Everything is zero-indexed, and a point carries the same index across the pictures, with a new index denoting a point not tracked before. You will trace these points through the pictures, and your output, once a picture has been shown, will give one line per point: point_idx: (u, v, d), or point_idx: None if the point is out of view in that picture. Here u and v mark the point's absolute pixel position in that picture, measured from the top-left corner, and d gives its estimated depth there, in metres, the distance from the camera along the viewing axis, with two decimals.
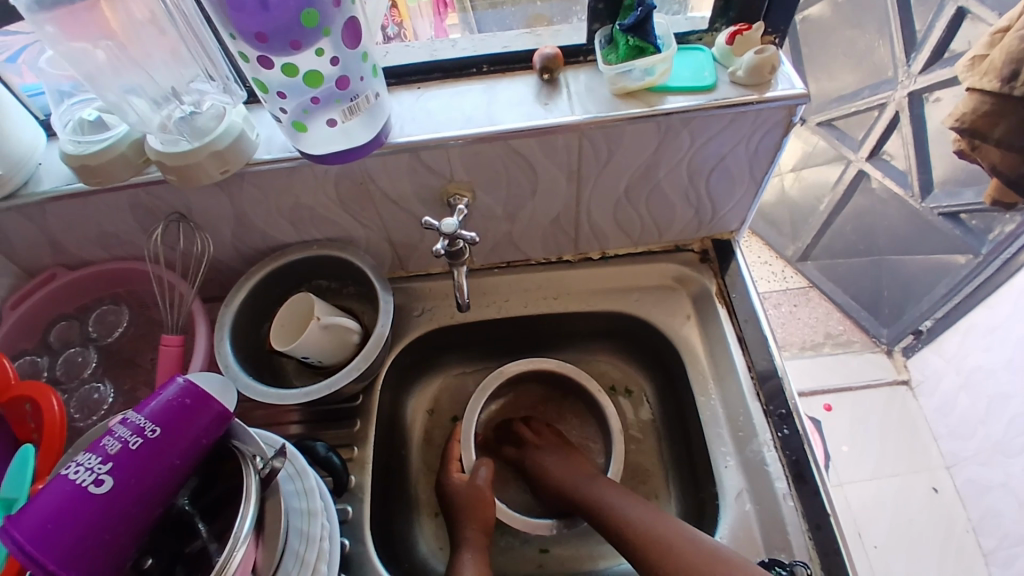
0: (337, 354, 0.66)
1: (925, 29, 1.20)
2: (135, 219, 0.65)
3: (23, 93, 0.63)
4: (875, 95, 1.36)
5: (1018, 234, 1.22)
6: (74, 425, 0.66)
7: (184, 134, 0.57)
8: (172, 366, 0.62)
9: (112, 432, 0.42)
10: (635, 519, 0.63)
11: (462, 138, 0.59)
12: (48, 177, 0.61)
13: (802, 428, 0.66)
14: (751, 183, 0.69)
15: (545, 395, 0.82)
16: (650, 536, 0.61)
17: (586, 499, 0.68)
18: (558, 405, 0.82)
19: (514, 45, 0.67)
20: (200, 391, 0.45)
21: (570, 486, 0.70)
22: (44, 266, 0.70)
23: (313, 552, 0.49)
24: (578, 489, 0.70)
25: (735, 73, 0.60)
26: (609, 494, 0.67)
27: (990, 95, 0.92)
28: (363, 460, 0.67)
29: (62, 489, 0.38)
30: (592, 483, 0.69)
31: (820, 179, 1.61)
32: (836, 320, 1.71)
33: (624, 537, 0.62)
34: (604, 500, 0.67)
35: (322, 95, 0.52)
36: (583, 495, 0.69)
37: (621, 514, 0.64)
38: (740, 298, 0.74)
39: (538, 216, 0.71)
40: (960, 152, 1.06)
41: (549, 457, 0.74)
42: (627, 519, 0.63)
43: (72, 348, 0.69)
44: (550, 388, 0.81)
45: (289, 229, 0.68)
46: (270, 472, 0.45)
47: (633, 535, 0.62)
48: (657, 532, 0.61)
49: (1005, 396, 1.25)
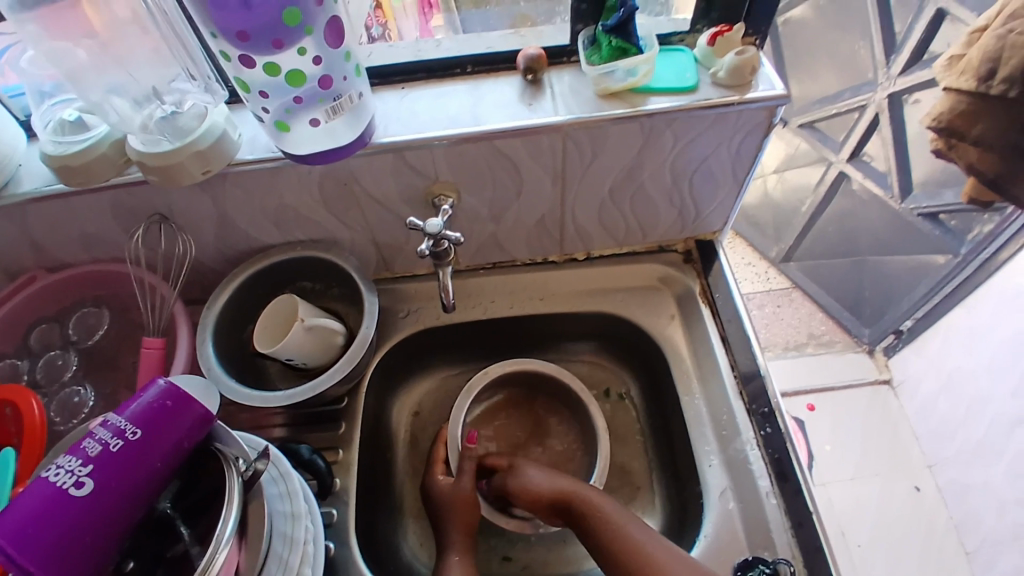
0: (321, 356, 0.66)
1: (905, 32, 1.22)
2: (117, 221, 0.64)
3: (3, 94, 0.63)
4: (855, 97, 1.38)
5: (996, 234, 1.24)
6: (54, 429, 0.65)
7: (166, 134, 0.56)
8: (154, 368, 0.61)
9: (93, 434, 0.41)
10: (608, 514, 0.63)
11: (446, 139, 0.59)
12: (28, 177, 0.60)
13: (785, 427, 0.67)
14: (734, 184, 0.70)
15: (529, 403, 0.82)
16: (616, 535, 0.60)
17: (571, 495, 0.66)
18: (546, 411, 0.81)
19: (498, 46, 0.67)
20: (182, 391, 0.44)
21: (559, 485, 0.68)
22: (24, 268, 0.69)
23: (296, 556, 0.48)
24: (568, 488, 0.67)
25: (716, 75, 0.61)
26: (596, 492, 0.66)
27: (967, 94, 0.93)
28: (349, 463, 0.67)
29: (42, 492, 0.38)
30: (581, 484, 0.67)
31: (803, 181, 1.63)
32: (818, 321, 1.73)
33: (624, 551, 0.58)
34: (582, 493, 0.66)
35: (305, 94, 0.52)
36: (567, 486, 0.67)
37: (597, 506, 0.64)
38: (724, 298, 0.75)
39: (523, 217, 0.71)
40: (938, 151, 1.08)
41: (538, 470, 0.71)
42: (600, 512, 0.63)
43: (52, 350, 0.68)
44: (539, 393, 0.81)
45: (273, 230, 0.68)
46: (253, 474, 0.45)
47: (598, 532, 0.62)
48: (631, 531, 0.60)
49: (986, 392, 1.28)
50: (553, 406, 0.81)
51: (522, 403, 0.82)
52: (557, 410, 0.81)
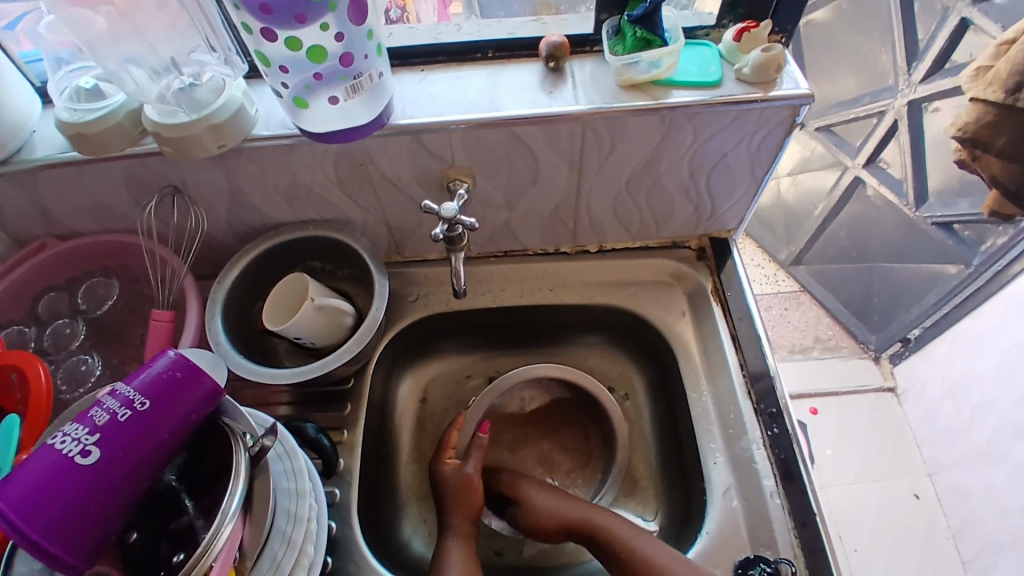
0: (330, 336, 0.66)
1: (928, 39, 1.20)
2: (131, 191, 0.64)
3: (21, 60, 0.62)
4: (874, 102, 1.37)
5: (1012, 245, 1.23)
6: (60, 398, 0.65)
7: (183, 106, 0.56)
8: (163, 341, 0.61)
9: (101, 403, 0.41)
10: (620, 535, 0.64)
11: (465, 123, 0.58)
12: (41, 144, 0.60)
13: (793, 427, 0.67)
14: (751, 183, 0.70)
15: (547, 404, 0.80)
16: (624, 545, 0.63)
17: (581, 522, 0.66)
18: (561, 415, 0.80)
19: (520, 32, 0.66)
20: (191, 364, 0.44)
21: (568, 509, 0.67)
22: (36, 235, 0.69)
23: (301, 532, 0.49)
24: (574, 513, 0.67)
25: (741, 70, 0.60)
26: (605, 514, 0.66)
27: (993, 104, 0.92)
28: (353, 443, 0.67)
29: (48, 459, 0.38)
30: (590, 504, 0.68)
31: (817, 184, 1.61)
32: (825, 325, 1.72)
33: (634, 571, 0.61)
34: (592, 514, 0.66)
35: (325, 70, 0.52)
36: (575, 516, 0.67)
37: (608, 529, 0.65)
38: (735, 295, 0.75)
39: (537, 206, 0.71)
40: (960, 161, 1.06)
41: (545, 490, 0.70)
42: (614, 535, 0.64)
43: (60, 319, 0.68)
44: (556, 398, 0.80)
45: (286, 208, 0.68)
46: (261, 450, 0.45)
47: (613, 550, 0.63)
48: (633, 544, 0.62)
49: (991, 406, 1.27)
50: (563, 412, 0.80)
51: (536, 404, 0.81)
52: (572, 413, 0.80)
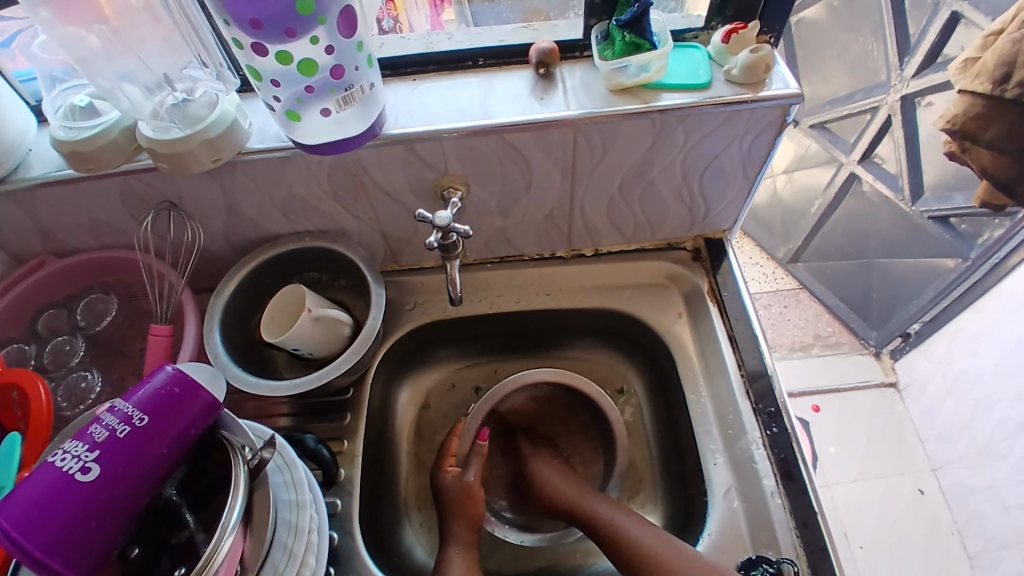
0: (327, 347, 0.66)
1: (919, 34, 1.21)
2: (126, 208, 0.64)
3: (15, 79, 0.63)
4: (868, 98, 1.37)
5: (1006, 239, 1.23)
6: (60, 414, 0.66)
7: (177, 121, 0.56)
8: (162, 355, 0.61)
9: (100, 420, 0.41)
10: (610, 520, 0.66)
11: (457, 132, 0.59)
12: (37, 162, 0.61)
13: (792, 427, 0.67)
14: (744, 183, 0.70)
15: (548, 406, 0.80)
16: (621, 536, 0.64)
17: (574, 506, 0.69)
18: (563, 416, 0.81)
19: (511, 39, 0.67)
20: (189, 378, 0.44)
21: (567, 489, 0.70)
22: (33, 253, 0.69)
23: (301, 543, 0.49)
24: (570, 494, 0.70)
25: (730, 72, 0.60)
26: (596, 499, 0.68)
27: (981, 96, 0.93)
28: (353, 453, 0.67)
29: (48, 477, 0.38)
30: (584, 490, 0.70)
31: (813, 182, 1.62)
32: (824, 322, 1.72)
33: (627, 553, 0.62)
34: (582, 499, 0.69)
35: (316, 83, 0.52)
36: (568, 500, 0.69)
37: (597, 513, 0.67)
38: (731, 296, 0.75)
39: (532, 211, 0.71)
40: (951, 153, 1.07)
41: (550, 467, 0.73)
42: (604, 520, 0.66)
43: (59, 336, 0.69)
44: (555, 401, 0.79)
45: (281, 220, 0.68)
46: (260, 462, 0.45)
47: (602, 532, 0.65)
48: (625, 528, 0.64)
49: (992, 398, 1.27)
50: (563, 413, 0.80)
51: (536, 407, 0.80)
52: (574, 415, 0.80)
